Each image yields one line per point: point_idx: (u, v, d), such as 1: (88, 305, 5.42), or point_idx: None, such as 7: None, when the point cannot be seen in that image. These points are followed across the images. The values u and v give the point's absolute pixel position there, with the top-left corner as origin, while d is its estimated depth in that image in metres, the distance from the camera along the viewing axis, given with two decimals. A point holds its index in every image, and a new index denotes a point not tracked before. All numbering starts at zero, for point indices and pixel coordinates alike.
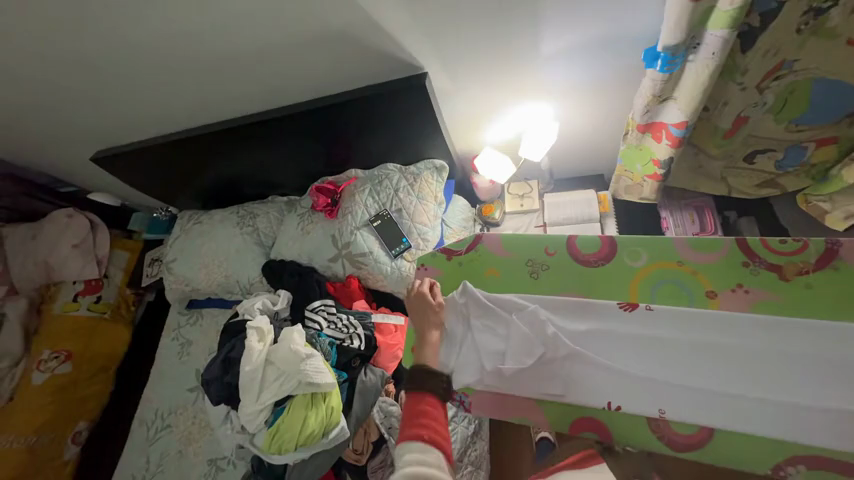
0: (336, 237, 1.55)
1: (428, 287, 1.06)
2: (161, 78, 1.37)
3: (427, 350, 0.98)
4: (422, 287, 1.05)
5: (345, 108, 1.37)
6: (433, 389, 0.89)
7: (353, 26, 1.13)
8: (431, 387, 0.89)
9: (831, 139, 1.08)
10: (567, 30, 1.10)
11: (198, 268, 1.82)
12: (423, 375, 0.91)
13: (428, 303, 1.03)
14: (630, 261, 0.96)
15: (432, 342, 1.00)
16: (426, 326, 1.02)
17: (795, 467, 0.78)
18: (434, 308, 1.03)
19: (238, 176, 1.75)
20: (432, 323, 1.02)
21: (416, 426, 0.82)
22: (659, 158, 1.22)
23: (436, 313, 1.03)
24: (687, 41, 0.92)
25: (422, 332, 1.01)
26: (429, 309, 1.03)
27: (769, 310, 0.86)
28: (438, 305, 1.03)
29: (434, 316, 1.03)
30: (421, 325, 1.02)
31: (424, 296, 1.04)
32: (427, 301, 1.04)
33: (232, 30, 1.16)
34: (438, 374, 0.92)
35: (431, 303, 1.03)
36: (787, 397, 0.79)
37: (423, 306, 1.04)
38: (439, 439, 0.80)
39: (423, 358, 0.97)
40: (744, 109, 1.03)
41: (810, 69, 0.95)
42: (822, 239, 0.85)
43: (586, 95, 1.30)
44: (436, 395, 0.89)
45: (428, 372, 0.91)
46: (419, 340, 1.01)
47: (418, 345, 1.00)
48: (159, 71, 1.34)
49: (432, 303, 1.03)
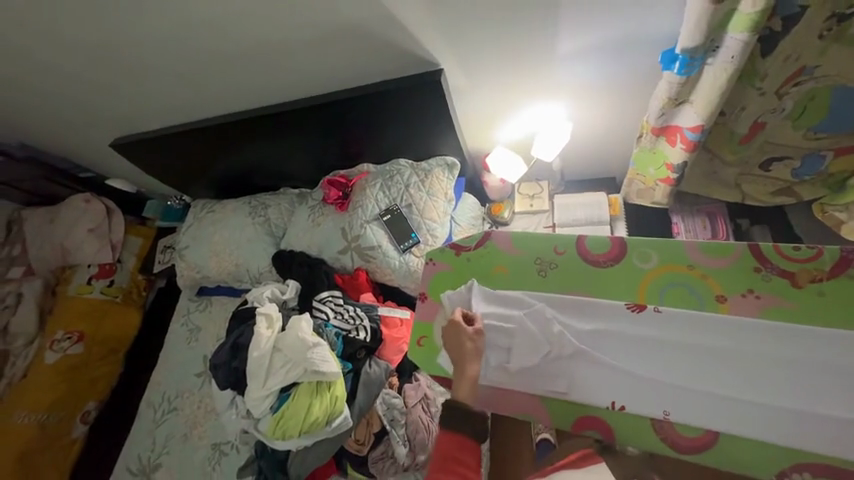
0: (346, 230, 1.57)
1: (462, 316, 0.99)
2: (182, 69, 1.40)
3: (464, 384, 0.93)
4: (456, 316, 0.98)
5: (359, 103, 1.38)
6: (471, 432, 0.86)
7: (373, 22, 1.15)
8: (469, 431, 0.86)
9: (851, 148, 1.07)
10: (584, 30, 1.10)
11: (209, 256, 1.86)
12: (460, 413, 0.88)
13: (463, 334, 0.96)
14: (640, 262, 0.96)
15: (469, 376, 0.93)
16: (463, 359, 0.95)
17: (800, 475, 0.79)
18: (471, 339, 0.96)
19: (250, 167, 1.78)
20: (469, 354, 0.95)
21: (447, 467, 0.85)
22: (672, 163, 1.21)
23: (474, 344, 0.95)
24: (706, 44, 0.92)
25: (459, 364, 0.95)
26: (466, 340, 0.96)
27: (780, 317, 0.84)
28: (475, 336, 0.96)
29: (472, 349, 0.95)
30: (458, 357, 0.96)
31: (459, 326, 0.97)
32: (463, 331, 0.97)
33: (255, 22, 1.19)
34: (476, 414, 0.87)
35: (467, 333, 0.96)
36: (793, 402, 0.79)
37: (460, 337, 0.96)
38: None
39: (461, 393, 0.92)
40: (761, 114, 1.03)
41: (832, 76, 0.94)
42: (837, 247, 0.84)
43: (601, 97, 1.30)
44: (474, 439, 0.86)
45: (465, 411, 0.87)
46: (456, 373, 0.95)
47: (456, 378, 0.94)
48: (181, 61, 1.37)
49: (469, 333, 0.96)
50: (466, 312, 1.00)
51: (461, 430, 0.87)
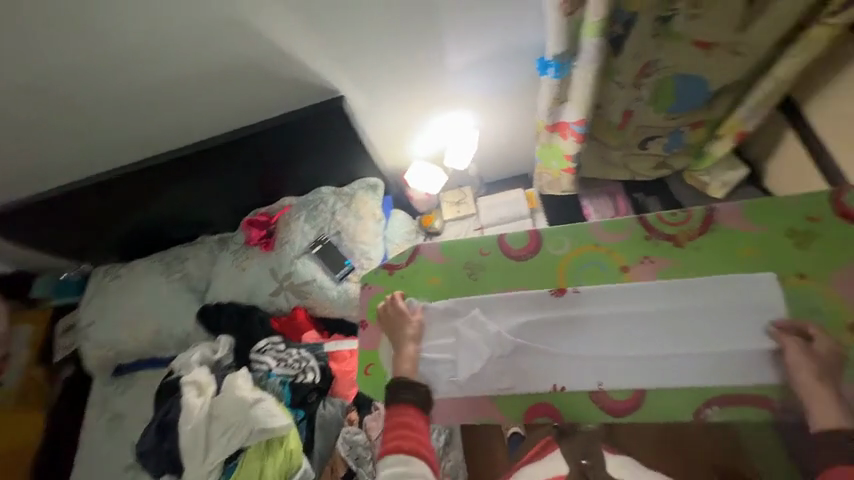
0: (275, 270, 1.48)
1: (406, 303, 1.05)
2: (52, 125, 1.24)
3: (404, 364, 0.97)
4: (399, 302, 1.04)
5: (265, 137, 1.33)
6: (415, 400, 0.88)
7: (264, 56, 1.14)
8: (412, 398, 0.88)
9: (701, 122, 1.27)
10: (469, 46, 1.19)
11: (121, 328, 1.63)
12: (403, 388, 0.89)
13: (404, 318, 1.03)
14: (554, 250, 1.04)
15: (409, 355, 0.98)
16: (405, 340, 1.00)
17: (711, 408, 0.88)
18: (411, 323, 1.02)
19: (154, 224, 1.59)
20: (408, 337, 1.01)
21: (397, 438, 0.82)
22: (569, 154, 1.34)
23: (414, 328, 1.01)
24: (569, 50, 1.05)
25: (399, 346, 1.00)
26: (407, 324, 1.02)
27: (673, 275, 0.96)
28: (416, 319, 1.02)
29: (412, 331, 1.01)
30: (398, 339, 1.01)
31: (403, 311, 1.03)
32: (406, 316, 1.03)
33: (133, 67, 1.11)
34: (418, 386, 0.90)
35: (408, 318, 1.03)
36: (694, 349, 0.91)
37: (402, 321, 1.02)
38: (422, 451, 0.81)
39: (402, 372, 0.96)
40: (627, 104, 1.19)
41: (671, 66, 1.11)
42: (702, 208, 0.99)
43: (499, 105, 1.41)
44: (417, 404, 0.88)
45: (407, 385, 0.89)
46: (396, 354, 1.00)
47: (397, 359, 0.98)
48: (50, 116, 1.22)
49: (410, 318, 1.03)
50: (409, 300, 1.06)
51: (404, 405, 0.87)
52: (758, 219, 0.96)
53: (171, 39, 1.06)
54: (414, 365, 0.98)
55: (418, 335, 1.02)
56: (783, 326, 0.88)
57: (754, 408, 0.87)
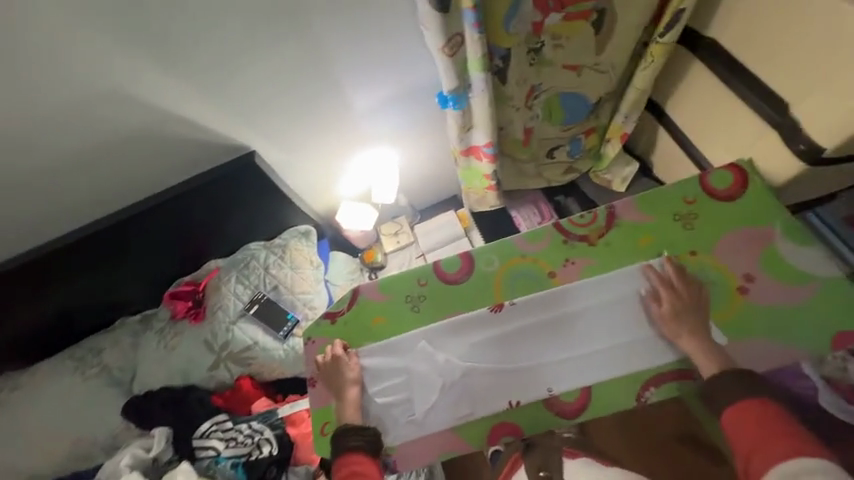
0: (210, 341, 1.37)
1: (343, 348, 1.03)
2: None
3: (348, 410, 0.97)
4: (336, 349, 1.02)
5: (175, 204, 1.25)
6: (363, 446, 0.90)
7: (158, 124, 1.08)
8: (361, 445, 0.90)
9: (592, 129, 1.44)
10: (371, 89, 1.24)
11: (27, 448, 1.38)
12: (351, 436, 0.91)
13: (343, 363, 1.01)
14: (487, 267, 1.08)
15: (352, 400, 0.98)
16: (346, 386, 0.99)
17: (649, 391, 0.96)
18: (350, 367, 1.01)
19: (59, 317, 1.40)
20: (349, 381, 1.00)
21: None
22: (488, 173, 1.43)
23: (354, 371, 1.00)
24: (463, 84, 1.13)
25: (341, 393, 0.99)
26: (345, 368, 1.00)
27: (593, 272, 1.05)
28: (353, 360, 1.01)
29: (352, 375, 1.00)
30: (337, 385, 1.00)
31: (341, 357, 1.02)
32: (344, 361, 1.01)
33: (3, 154, 1.00)
34: (366, 430, 0.93)
35: (347, 362, 1.01)
36: (623, 337, 1.00)
37: (341, 367, 1.01)
38: None
39: (346, 419, 0.96)
40: (526, 122, 1.33)
41: (553, 87, 1.25)
42: (604, 208, 1.10)
43: (415, 138, 1.47)
44: (367, 451, 0.90)
45: (354, 432, 0.92)
46: (339, 400, 0.99)
47: (341, 406, 0.98)
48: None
49: (348, 362, 1.01)
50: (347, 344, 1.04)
51: (354, 453, 0.90)
52: (648, 209, 1.09)
53: (44, 120, 0.97)
54: (357, 409, 0.97)
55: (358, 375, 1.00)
56: (647, 293, 1.01)
57: (681, 382, 0.96)
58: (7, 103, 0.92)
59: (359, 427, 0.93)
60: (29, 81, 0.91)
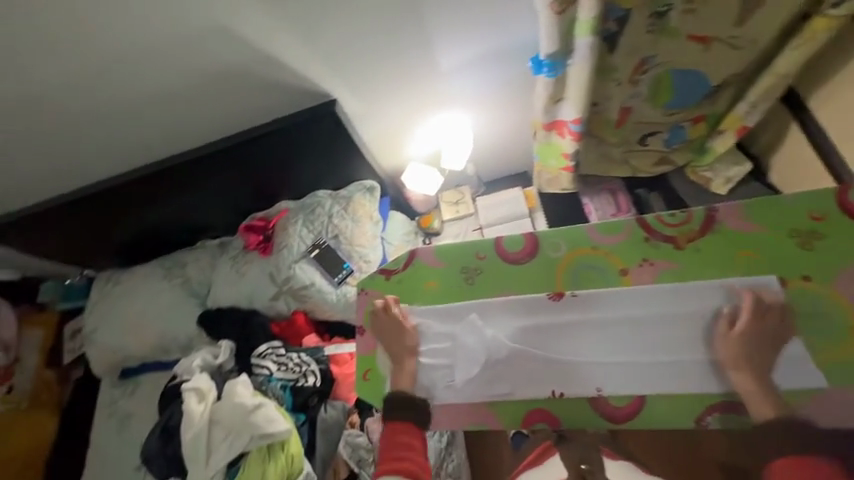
0: (274, 274, 1.48)
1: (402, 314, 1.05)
2: (39, 137, 1.22)
3: (403, 377, 0.99)
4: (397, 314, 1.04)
5: (257, 143, 1.31)
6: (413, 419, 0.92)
7: (251, 63, 1.11)
8: (411, 415, 0.92)
9: (701, 117, 1.24)
10: (460, 46, 1.17)
11: (125, 333, 1.65)
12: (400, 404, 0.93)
13: (402, 329, 1.03)
14: (552, 252, 1.02)
15: (408, 367, 0.99)
16: (404, 352, 1.01)
17: (712, 416, 0.88)
18: (409, 334, 1.03)
19: (155, 228, 1.60)
20: (407, 349, 1.02)
21: (395, 460, 0.86)
22: (568, 151, 1.31)
23: (412, 339, 1.02)
24: (562, 48, 1.02)
25: (398, 359, 1.01)
26: (405, 335, 1.02)
27: (673, 278, 0.95)
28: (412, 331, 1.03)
29: (410, 343, 1.02)
30: (394, 353, 1.02)
31: (401, 323, 1.03)
32: (403, 327, 1.03)
33: (115, 79, 1.07)
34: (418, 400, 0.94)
35: (406, 329, 1.03)
36: (697, 355, 0.89)
37: (400, 332, 1.03)
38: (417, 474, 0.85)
39: (400, 387, 0.97)
40: (624, 100, 1.16)
41: (668, 61, 1.08)
42: (703, 209, 0.97)
43: (495, 105, 1.39)
44: (415, 425, 0.91)
45: (404, 401, 0.93)
46: (395, 366, 1.00)
47: (396, 372, 1.00)
48: (35, 129, 1.19)
49: (408, 329, 1.03)
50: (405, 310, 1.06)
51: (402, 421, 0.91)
52: (758, 219, 0.94)
53: (153, 50, 1.02)
54: (411, 378, 0.99)
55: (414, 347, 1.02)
56: (724, 312, 0.88)
57: (754, 413, 0.87)
58: (123, 30, 0.97)
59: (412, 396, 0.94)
60: (142, 9, 0.94)
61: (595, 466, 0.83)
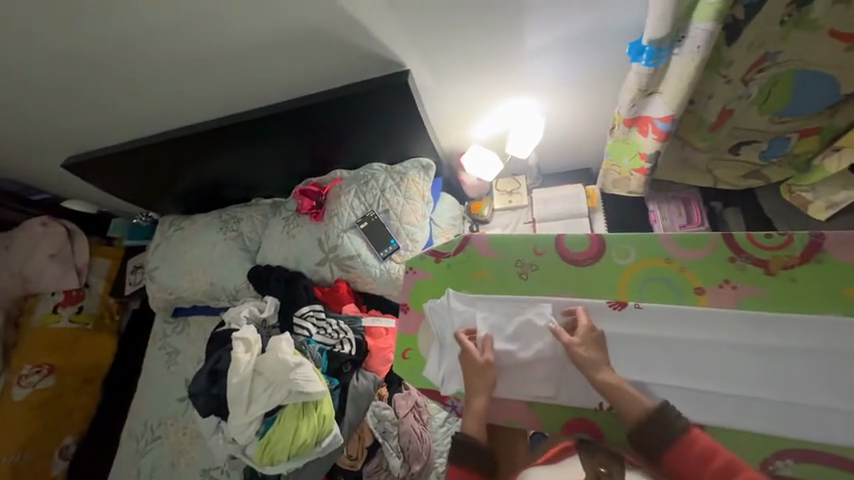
0: (322, 241, 1.51)
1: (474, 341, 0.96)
2: (119, 83, 1.25)
3: (469, 419, 0.89)
4: (467, 340, 0.96)
5: (323, 108, 1.31)
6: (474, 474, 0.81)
7: (328, 26, 1.07)
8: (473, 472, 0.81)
9: (814, 129, 1.08)
10: (550, 25, 1.07)
11: (181, 275, 1.76)
12: (462, 449, 0.84)
13: (473, 360, 0.94)
14: (618, 259, 0.95)
15: (475, 408, 0.90)
16: (474, 388, 0.93)
17: (783, 461, 0.80)
18: (479, 367, 0.94)
19: (217, 181, 1.67)
20: (477, 384, 0.93)
21: None
22: (645, 152, 1.20)
23: (482, 373, 0.93)
24: (672, 34, 0.90)
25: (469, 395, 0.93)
26: (475, 367, 0.94)
27: (756, 306, 0.85)
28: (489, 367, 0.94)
29: (480, 378, 0.93)
30: (467, 386, 0.94)
31: (471, 352, 0.95)
32: (474, 357, 0.95)
33: (197, 33, 1.07)
34: (480, 454, 0.83)
35: (477, 358, 0.94)
36: (775, 395, 0.81)
37: (472, 364, 0.94)
38: None
39: (465, 426, 0.89)
40: (729, 101, 1.03)
41: (794, 61, 0.93)
42: (806, 232, 0.84)
43: (572, 92, 1.29)
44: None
45: (467, 450, 0.83)
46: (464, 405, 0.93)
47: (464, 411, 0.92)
48: (116, 76, 1.22)
49: (478, 360, 0.94)
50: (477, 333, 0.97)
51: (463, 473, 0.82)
52: None
53: (236, 6, 1.01)
54: (478, 421, 0.88)
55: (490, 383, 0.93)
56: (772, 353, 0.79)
57: (839, 470, 0.77)
58: None
59: (473, 444, 0.84)
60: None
61: (615, 469, 0.70)
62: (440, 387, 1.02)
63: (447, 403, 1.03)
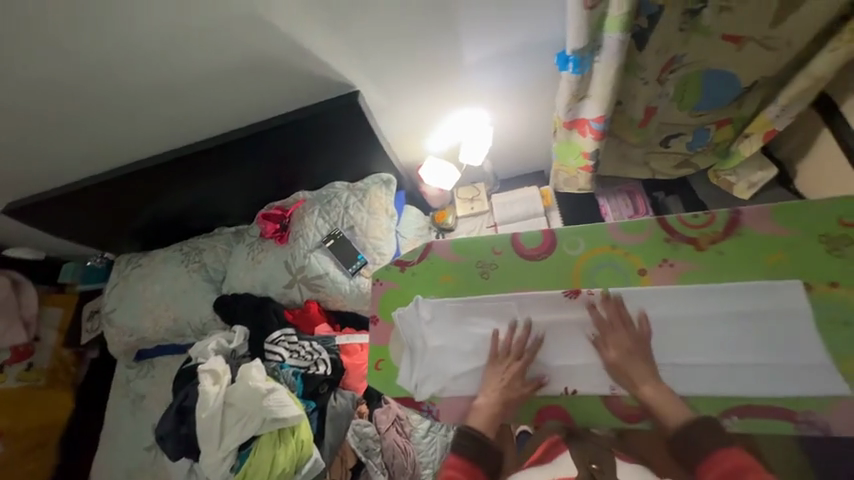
0: (289, 263, 1.50)
1: (521, 362, 0.97)
2: (61, 121, 1.21)
3: (480, 416, 0.92)
4: (512, 360, 0.97)
5: (278, 133, 1.32)
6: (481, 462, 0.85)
7: (278, 50, 1.10)
8: (483, 461, 0.85)
9: (727, 120, 1.22)
10: (485, 42, 1.16)
11: (141, 315, 1.68)
12: (464, 440, 0.87)
13: (517, 379, 0.96)
14: (570, 250, 1.01)
15: (487, 408, 0.93)
16: (503, 396, 0.95)
17: (730, 419, 0.86)
18: (522, 387, 0.96)
19: (174, 215, 1.62)
20: (502, 389, 0.95)
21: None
22: (587, 151, 1.30)
23: (522, 392, 0.95)
24: (591, 44, 1.00)
25: (488, 397, 0.95)
26: (517, 383, 0.96)
27: (693, 280, 0.93)
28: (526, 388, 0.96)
29: (516, 393, 0.95)
30: (493, 388, 0.96)
31: (516, 371, 0.96)
32: (518, 376, 0.97)
33: (146, 63, 1.07)
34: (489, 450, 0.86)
35: (521, 380, 0.96)
36: (718, 359, 0.88)
37: (512, 380, 0.96)
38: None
39: (475, 420, 0.92)
40: (651, 100, 1.14)
41: (698, 61, 1.06)
42: (726, 210, 0.94)
43: (514, 101, 1.39)
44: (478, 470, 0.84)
45: (479, 443, 0.86)
46: (478, 403, 0.94)
47: (476, 405, 0.94)
48: (57, 113, 1.19)
49: (523, 382, 0.96)
50: (523, 355, 0.98)
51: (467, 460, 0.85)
52: (788, 222, 0.90)
53: (178, 39, 1.02)
54: (489, 421, 0.91)
55: (502, 396, 0.94)
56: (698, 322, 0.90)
57: (776, 421, 0.84)
58: (150, 14, 0.96)
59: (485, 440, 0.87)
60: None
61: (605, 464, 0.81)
62: (414, 393, 1.02)
63: (423, 409, 1.02)
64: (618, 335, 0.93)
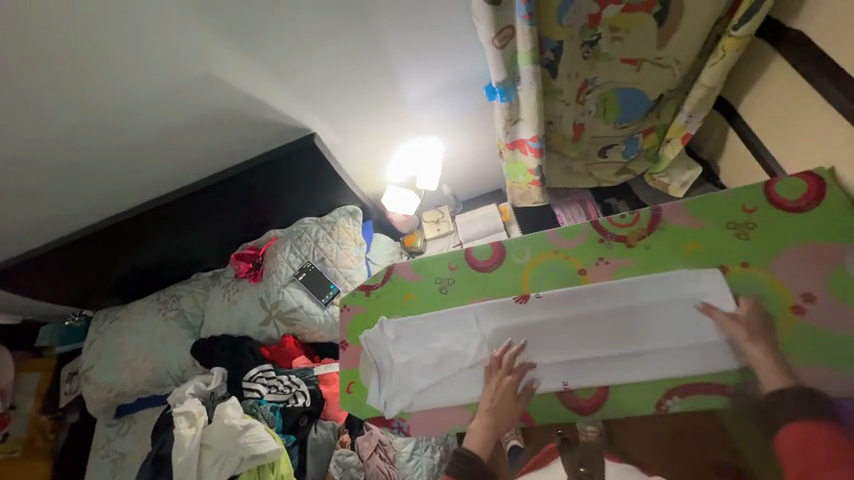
0: (264, 299, 1.54)
1: (513, 381, 0.99)
2: (33, 187, 1.28)
3: (474, 438, 0.93)
4: (507, 380, 0.99)
5: (244, 177, 1.41)
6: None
7: (236, 105, 1.22)
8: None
9: (651, 129, 1.36)
10: (422, 81, 1.32)
11: (120, 369, 1.68)
12: (459, 461, 0.90)
13: (510, 400, 0.98)
14: (517, 259, 1.09)
15: (479, 430, 0.94)
16: (499, 417, 0.96)
17: (671, 399, 0.94)
18: (516, 407, 0.97)
19: (149, 265, 1.66)
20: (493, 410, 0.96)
21: None
22: (531, 168, 1.39)
23: (513, 412, 0.97)
24: (511, 76, 1.13)
25: (483, 418, 0.96)
26: (510, 404, 0.97)
27: (626, 274, 1.01)
28: (521, 406, 0.98)
29: (509, 415, 0.97)
30: (489, 409, 0.97)
31: (509, 390, 0.98)
32: (511, 396, 0.98)
33: (111, 126, 1.16)
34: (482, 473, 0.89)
35: (513, 398, 0.98)
36: (658, 344, 0.96)
37: (506, 401, 0.97)
38: None
39: (468, 442, 0.93)
40: (576, 118, 1.28)
41: (608, 82, 1.21)
42: (649, 209, 1.04)
43: (459, 129, 1.54)
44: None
45: (472, 466, 0.89)
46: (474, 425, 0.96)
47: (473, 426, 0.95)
48: (29, 181, 1.25)
49: (516, 402, 0.98)
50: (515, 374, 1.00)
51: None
52: (700, 214, 1.01)
53: (143, 103, 1.12)
54: (482, 444, 0.92)
55: (492, 417, 0.96)
56: (635, 313, 0.98)
57: (710, 394, 0.92)
58: (114, 84, 1.06)
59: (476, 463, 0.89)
60: (137, 66, 1.04)
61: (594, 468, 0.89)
62: (384, 411, 1.06)
63: (393, 425, 1.06)
64: (579, 337, 1.00)
